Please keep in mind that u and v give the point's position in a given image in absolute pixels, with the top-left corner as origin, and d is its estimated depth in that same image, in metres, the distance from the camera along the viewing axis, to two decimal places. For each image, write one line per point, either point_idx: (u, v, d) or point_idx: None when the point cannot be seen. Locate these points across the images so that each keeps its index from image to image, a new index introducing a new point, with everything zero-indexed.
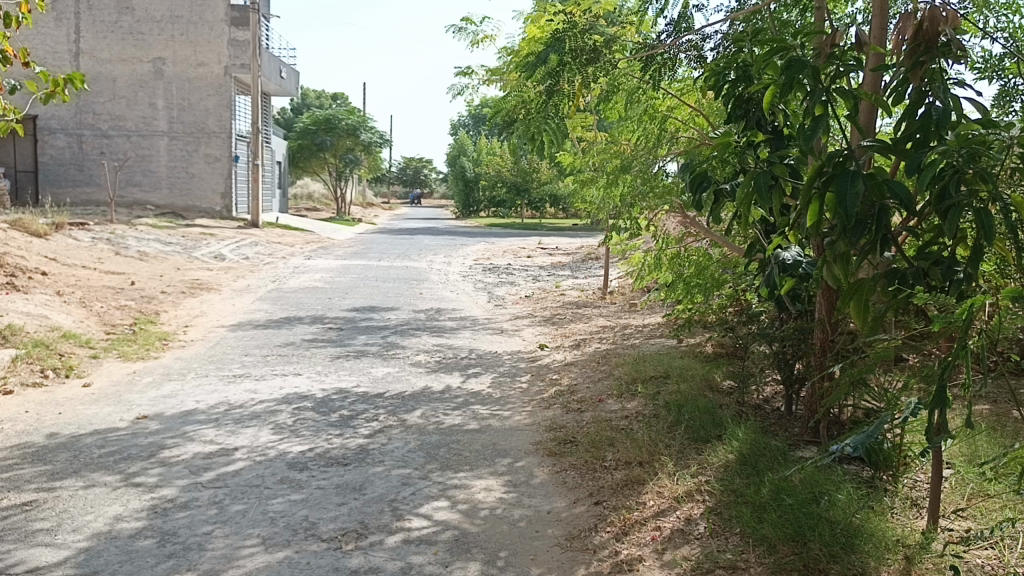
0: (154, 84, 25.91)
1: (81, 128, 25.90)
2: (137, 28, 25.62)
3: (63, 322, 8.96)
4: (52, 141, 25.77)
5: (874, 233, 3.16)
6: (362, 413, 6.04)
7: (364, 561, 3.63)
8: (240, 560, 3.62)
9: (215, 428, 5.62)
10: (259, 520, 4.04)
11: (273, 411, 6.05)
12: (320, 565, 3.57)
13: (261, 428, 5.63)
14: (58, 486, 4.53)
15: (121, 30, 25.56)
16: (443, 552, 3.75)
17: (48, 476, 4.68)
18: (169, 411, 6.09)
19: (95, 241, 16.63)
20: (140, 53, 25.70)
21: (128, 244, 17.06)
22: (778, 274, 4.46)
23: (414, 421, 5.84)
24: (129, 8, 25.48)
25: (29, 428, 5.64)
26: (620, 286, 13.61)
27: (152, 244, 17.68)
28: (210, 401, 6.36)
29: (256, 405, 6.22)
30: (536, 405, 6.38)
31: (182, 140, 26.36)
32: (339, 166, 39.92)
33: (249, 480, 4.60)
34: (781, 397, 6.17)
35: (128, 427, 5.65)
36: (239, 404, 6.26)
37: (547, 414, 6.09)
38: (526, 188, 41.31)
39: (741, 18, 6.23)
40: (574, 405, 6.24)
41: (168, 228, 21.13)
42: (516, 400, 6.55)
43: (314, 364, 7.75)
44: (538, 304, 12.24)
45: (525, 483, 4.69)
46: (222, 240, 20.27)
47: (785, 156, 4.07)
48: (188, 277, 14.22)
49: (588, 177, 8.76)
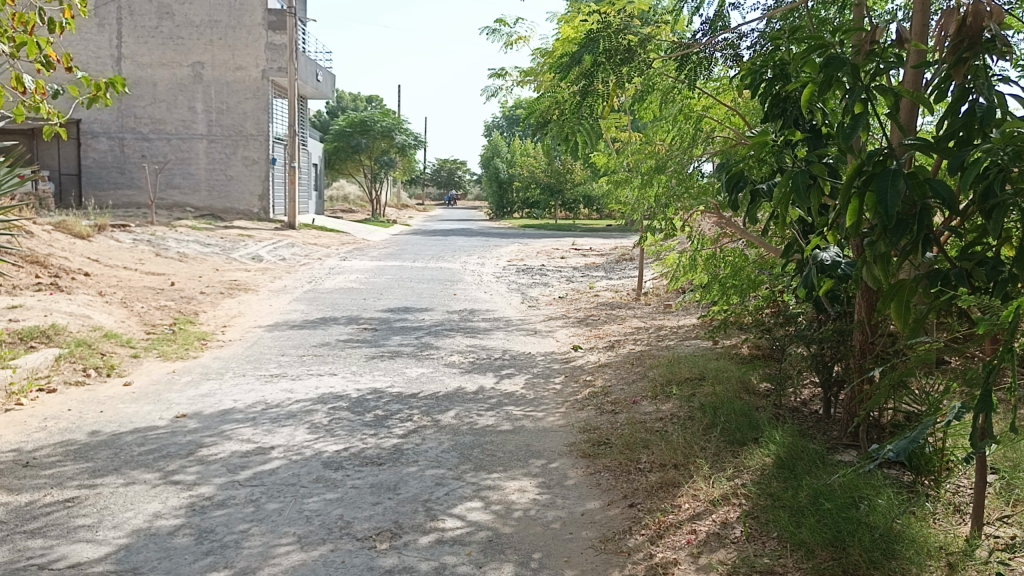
0: (194, 88, 26.34)
1: (122, 132, 26.44)
2: (177, 32, 26.08)
3: (105, 322, 9.15)
4: (95, 145, 26.34)
5: (915, 233, 3.09)
6: (396, 413, 6.08)
7: (398, 561, 3.64)
8: (276, 558, 3.65)
9: (252, 427, 5.69)
10: (295, 519, 4.08)
11: (309, 410, 6.11)
12: (354, 564, 3.59)
13: (297, 427, 5.68)
14: (99, 483, 4.62)
15: (162, 35, 26.04)
16: (477, 552, 3.76)
17: (90, 473, 4.78)
18: (207, 410, 6.18)
19: (135, 242, 16.95)
20: (180, 57, 26.16)
21: (169, 246, 17.36)
22: (817, 274, 4.39)
23: (448, 421, 5.86)
24: (169, 13, 25.95)
25: (71, 426, 5.76)
26: (655, 287, 13.54)
27: (191, 246, 17.97)
28: (248, 400, 6.44)
29: (292, 404, 6.29)
30: (570, 406, 6.36)
31: (221, 143, 26.77)
32: (374, 168, 40.27)
33: (285, 478, 4.65)
34: (819, 399, 6.09)
35: (167, 426, 5.74)
36: (276, 403, 6.33)
37: (581, 416, 6.07)
38: (560, 189, 41.27)
39: (777, 17, 6.20)
40: (608, 407, 6.22)
41: (207, 230, 21.45)
42: (550, 401, 6.54)
43: (349, 364, 7.81)
44: (572, 305, 12.22)
45: (558, 485, 4.68)
46: (259, 241, 20.53)
47: (823, 155, 4.01)
48: (226, 278, 14.43)
49: (622, 177, 8.72)
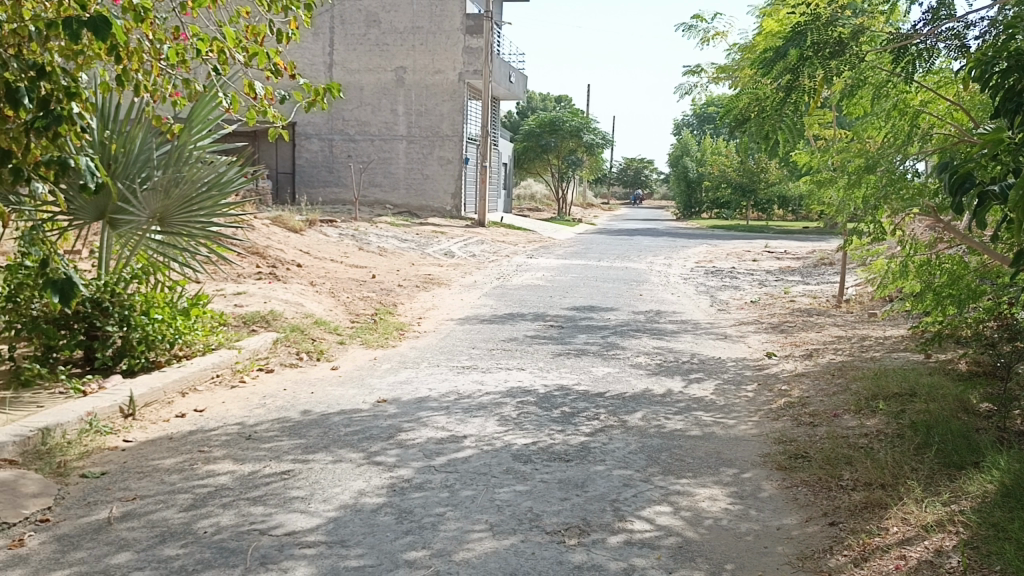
0: (396, 92, 27.81)
1: (332, 134, 28.40)
2: (383, 39, 27.67)
3: (315, 309, 9.88)
4: (307, 146, 28.49)
5: None
6: (583, 411, 6.12)
7: (587, 558, 3.66)
8: (470, 543, 3.79)
9: (446, 415, 5.94)
10: (487, 507, 4.21)
11: (499, 403, 6.28)
12: (544, 557, 3.66)
13: (488, 419, 5.86)
14: (311, 458, 5.00)
15: (369, 41, 27.72)
16: (666, 557, 3.71)
17: (303, 449, 5.18)
18: (405, 397, 6.52)
19: (341, 237, 18.16)
20: (385, 62, 27.73)
21: (370, 241, 18.46)
22: None
23: (635, 423, 5.82)
24: (377, 21, 27.59)
25: (286, 405, 6.28)
26: (857, 294, 12.74)
27: (390, 241, 19.01)
28: (442, 389, 6.73)
29: (483, 396, 6.50)
30: (763, 415, 6.13)
31: (419, 143, 28.10)
32: (562, 167, 40.72)
33: (478, 467, 4.81)
34: None
35: (369, 409, 6.12)
36: (468, 394, 6.57)
37: (775, 426, 5.83)
38: (752, 189, 39.81)
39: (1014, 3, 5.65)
40: (806, 418, 5.93)
41: (405, 226, 22.58)
42: (742, 408, 6.33)
43: (537, 359, 7.96)
44: (765, 310, 11.75)
45: (751, 496, 4.53)
46: (452, 238, 21.34)
47: None
48: (421, 272, 15.13)
49: (826, 177, 8.27)
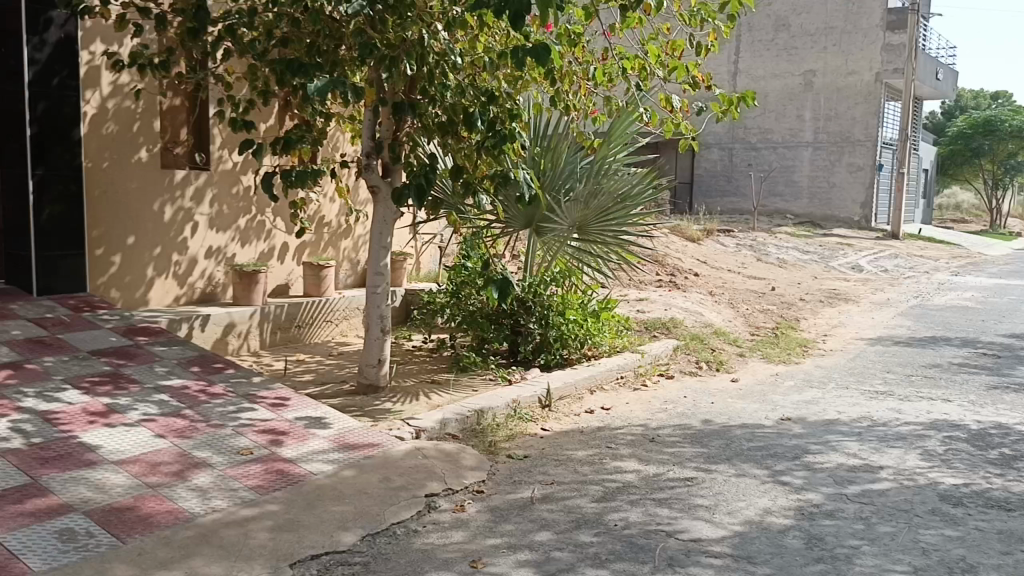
0: (803, 97, 26.65)
1: (733, 143, 28.17)
2: (792, 43, 26.75)
3: (715, 319, 9.88)
4: (708, 156, 28.63)
5: None
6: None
7: None
8: None
9: (858, 442, 5.53)
10: (909, 547, 3.83)
11: (922, 435, 5.67)
12: None
13: (909, 451, 5.33)
14: (714, 469, 5.00)
15: (777, 46, 27.00)
16: None
17: (705, 458, 5.21)
18: (812, 417, 6.20)
19: (739, 247, 17.93)
20: (792, 67, 26.77)
21: (769, 252, 17.94)
22: None
23: None
24: (786, 25, 26.78)
25: (688, 412, 6.36)
26: None
27: (791, 253, 18.27)
28: (852, 414, 6.28)
29: (901, 426, 5.92)
30: None
31: (826, 150, 26.60)
32: (997, 173, 35.52)
33: (897, 503, 4.40)
34: None
35: (773, 426, 5.94)
36: (883, 422, 6.04)
37: None
38: None
39: None
40: None
41: (807, 237, 21.53)
42: None
43: (967, 391, 7.03)
44: None
45: None
46: (859, 251, 19.82)
47: None
48: (826, 286, 14.28)
49: None
